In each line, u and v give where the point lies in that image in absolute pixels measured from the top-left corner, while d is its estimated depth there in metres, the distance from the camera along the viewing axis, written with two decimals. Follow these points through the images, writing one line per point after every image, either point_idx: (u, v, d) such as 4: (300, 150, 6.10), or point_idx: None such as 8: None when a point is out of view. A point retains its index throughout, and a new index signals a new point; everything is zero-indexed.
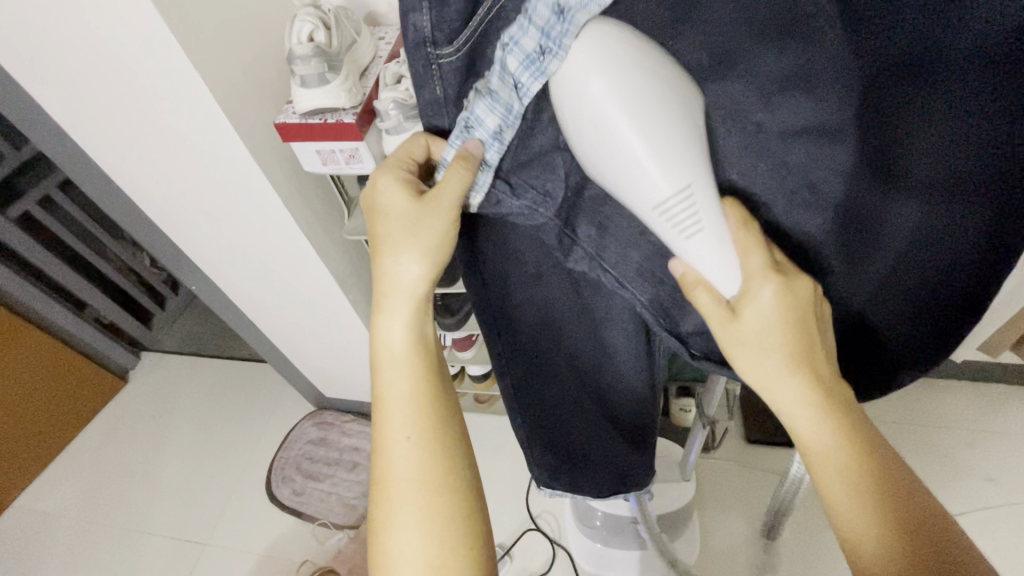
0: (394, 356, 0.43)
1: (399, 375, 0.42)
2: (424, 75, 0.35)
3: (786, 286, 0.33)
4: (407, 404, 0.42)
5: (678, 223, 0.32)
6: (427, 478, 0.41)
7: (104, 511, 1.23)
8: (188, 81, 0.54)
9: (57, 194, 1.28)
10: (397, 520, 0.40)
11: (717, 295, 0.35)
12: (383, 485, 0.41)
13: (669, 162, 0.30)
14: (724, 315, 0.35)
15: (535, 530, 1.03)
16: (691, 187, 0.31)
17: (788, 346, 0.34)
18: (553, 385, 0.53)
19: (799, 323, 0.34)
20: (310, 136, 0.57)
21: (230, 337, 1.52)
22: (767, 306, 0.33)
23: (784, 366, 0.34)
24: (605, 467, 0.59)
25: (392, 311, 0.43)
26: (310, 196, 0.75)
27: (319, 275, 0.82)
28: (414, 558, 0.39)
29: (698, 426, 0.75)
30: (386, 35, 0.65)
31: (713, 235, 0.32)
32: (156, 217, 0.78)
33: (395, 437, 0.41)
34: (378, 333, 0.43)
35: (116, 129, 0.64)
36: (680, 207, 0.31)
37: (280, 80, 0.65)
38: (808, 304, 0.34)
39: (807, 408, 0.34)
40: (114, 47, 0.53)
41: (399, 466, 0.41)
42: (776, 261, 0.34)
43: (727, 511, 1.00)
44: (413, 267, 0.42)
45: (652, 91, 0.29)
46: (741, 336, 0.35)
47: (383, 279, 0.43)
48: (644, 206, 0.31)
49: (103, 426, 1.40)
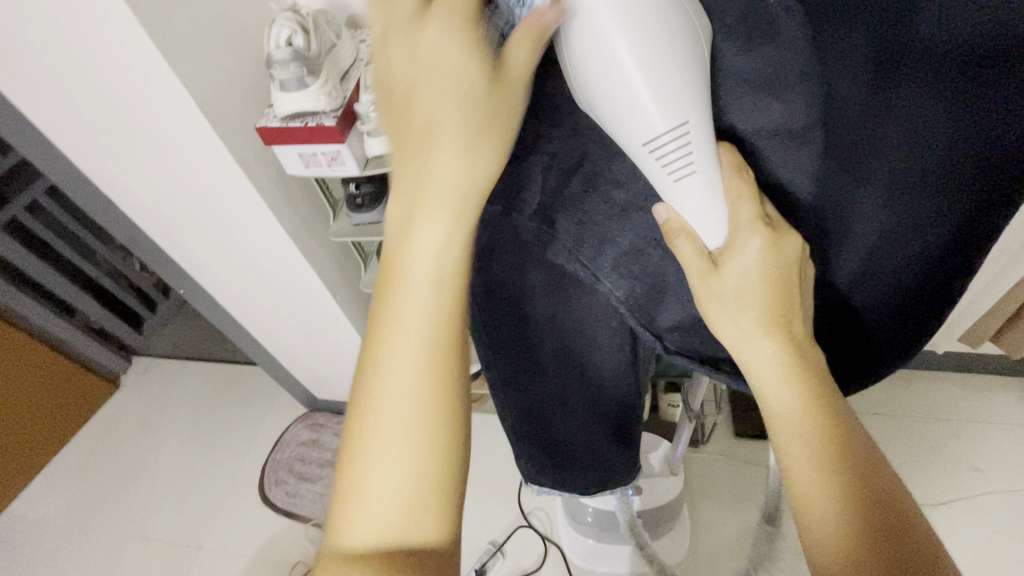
0: (425, 275, 0.32)
1: (423, 292, 0.32)
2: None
3: (773, 241, 0.32)
4: (423, 328, 0.32)
5: (670, 164, 0.30)
6: (428, 417, 0.32)
7: (97, 516, 1.23)
8: (170, 87, 0.55)
9: (46, 200, 1.28)
10: (376, 451, 0.32)
11: (700, 247, 0.33)
12: (368, 405, 0.32)
13: (666, 98, 0.28)
14: (703, 267, 0.33)
15: (527, 527, 1.04)
16: (688, 126, 0.29)
17: (765, 304, 0.32)
18: (535, 387, 0.52)
19: (780, 286, 0.32)
20: (291, 140, 0.58)
21: (222, 340, 1.52)
22: (751, 260, 0.32)
23: (759, 325, 0.32)
24: (589, 463, 0.60)
25: (428, 206, 0.31)
26: (295, 198, 0.75)
27: (306, 277, 0.83)
28: (381, 498, 0.32)
29: (685, 420, 0.75)
30: (366, 38, 0.65)
31: (702, 179, 0.31)
32: (142, 223, 0.78)
33: (396, 360, 0.32)
34: (408, 228, 0.31)
35: (98, 135, 0.64)
36: (673, 146, 0.30)
37: (261, 83, 0.66)
38: (794, 262, 0.32)
39: (779, 375, 0.32)
40: (95, 55, 0.53)
41: (390, 392, 0.32)
42: (766, 215, 0.33)
43: (716, 505, 1.01)
44: (453, 165, 0.30)
45: (664, 18, 0.27)
46: (718, 289, 0.33)
47: (422, 149, 0.30)
48: (636, 140, 0.29)
49: (95, 432, 1.40)
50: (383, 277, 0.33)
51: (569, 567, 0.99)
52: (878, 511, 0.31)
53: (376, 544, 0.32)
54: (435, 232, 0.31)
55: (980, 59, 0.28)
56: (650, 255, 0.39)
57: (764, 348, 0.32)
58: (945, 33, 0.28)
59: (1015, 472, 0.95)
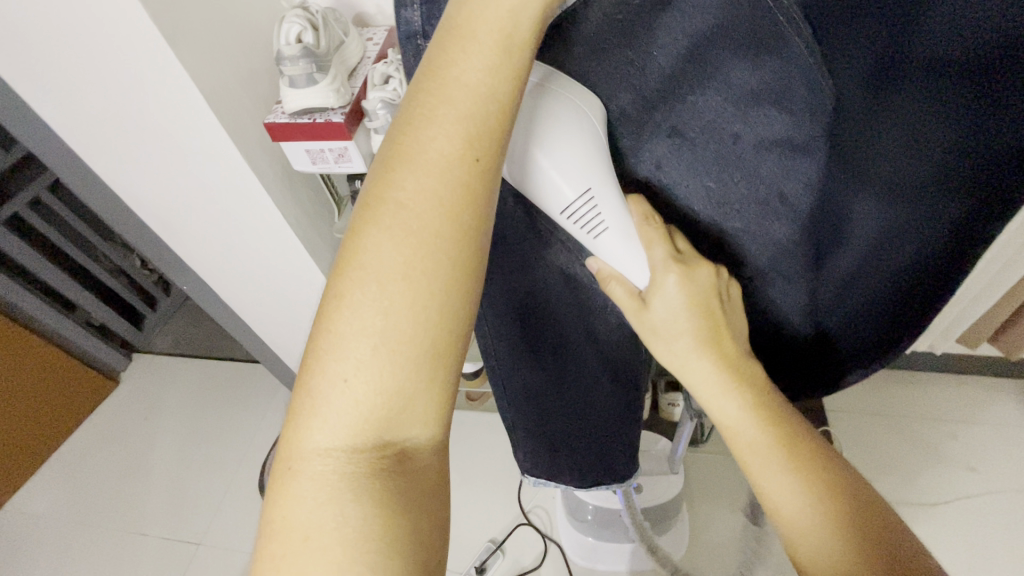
0: (426, 181, 0.27)
1: (418, 210, 0.27)
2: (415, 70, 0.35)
3: (686, 275, 0.37)
4: (407, 253, 0.26)
5: (585, 224, 0.37)
6: (400, 371, 0.26)
7: (96, 512, 1.23)
8: (180, 82, 0.55)
9: (48, 195, 1.28)
10: (333, 404, 0.27)
11: (629, 288, 0.39)
12: (330, 347, 0.26)
13: (564, 170, 0.35)
14: (633, 305, 0.38)
15: (527, 524, 1.04)
16: (593, 192, 0.36)
17: (692, 329, 0.37)
18: (537, 381, 0.53)
19: (701, 314, 0.37)
20: (298, 136, 0.58)
21: (223, 337, 1.52)
22: (672, 296, 0.37)
23: (693, 347, 0.37)
24: (587, 459, 0.61)
25: (437, 109, 0.27)
26: (301, 196, 0.76)
27: (310, 275, 0.83)
28: (327, 466, 0.27)
29: (686, 419, 0.76)
30: (374, 36, 0.66)
31: (616, 233, 0.37)
32: (147, 218, 0.78)
33: (372, 295, 0.26)
34: (412, 132, 0.27)
35: (105, 130, 0.64)
36: (584, 209, 0.36)
37: (269, 80, 0.66)
38: (711, 290, 0.38)
39: (718, 382, 0.36)
40: (107, 51, 0.54)
41: (355, 344, 0.26)
42: (677, 253, 0.37)
43: (715, 504, 1.01)
44: (484, 80, 0.27)
45: (554, 113, 0.34)
46: (651, 324, 0.38)
47: (439, 113, 0.27)
48: (555, 211, 0.37)
49: (95, 428, 1.40)
50: (374, 189, 0.28)
51: (568, 565, 0.99)
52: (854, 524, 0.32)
53: (312, 537, 0.26)
54: (438, 139, 0.27)
55: (972, 73, 0.27)
56: None
57: (699, 363, 0.37)
58: (939, 46, 0.28)
59: (1011, 473, 0.96)
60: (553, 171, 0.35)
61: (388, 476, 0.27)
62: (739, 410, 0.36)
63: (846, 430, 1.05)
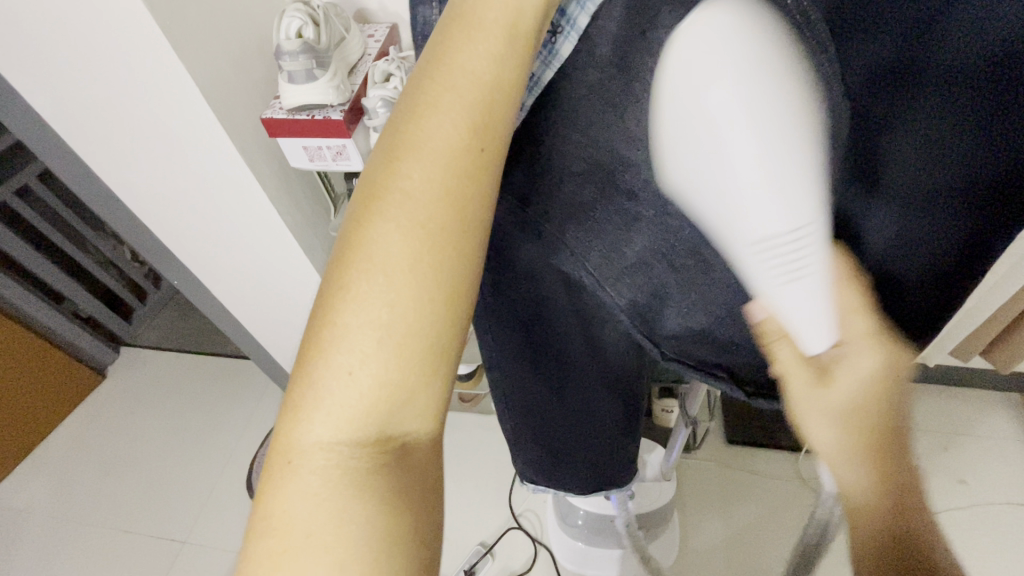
0: (433, 167, 0.26)
1: (424, 201, 0.26)
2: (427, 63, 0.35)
3: (885, 353, 0.31)
4: (416, 245, 0.25)
5: (772, 265, 0.28)
6: (405, 362, 0.26)
7: (79, 508, 1.21)
8: (178, 76, 0.54)
9: (37, 183, 1.26)
10: (334, 398, 0.25)
11: (799, 353, 0.31)
12: (331, 338, 0.25)
13: (785, 197, 0.26)
14: (808, 376, 0.31)
15: (517, 528, 1.04)
16: (807, 240, 0.27)
17: (869, 424, 0.30)
18: (536, 393, 0.52)
19: (889, 390, 0.31)
20: (296, 132, 0.57)
21: (212, 332, 1.51)
22: (863, 374, 0.31)
23: (852, 416, 0.30)
24: (583, 465, 0.62)
25: (444, 99, 0.27)
26: (297, 193, 0.75)
27: (304, 272, 0.82)
28: (331, 466, 0.25)
29: (681, 425, 0.76)
30: (375, 33, 0.65)
31: (810, 286, 0.28)
32: (139, 211, 0.77)
33: (380, 287, 0.25)
34: (418, 119, 0.27)
35: (97, 120, 0.63)
36: (784, 247, 0.27)
37: (266, 74, 0.65)
38: (899, 377, 0.31)
39: (858, 458, 0.31)
40: (104, 43, 0.52)
41: (354, 335, 0.25)
42: (881, 329, 0.31)
43: (706, 511, 1.01)
44: (496, 71, 0.27)
45: (793, 113, 0.24)
46: (828, 401, 0.30)
47: (451, 100, 0.27)
48: (745, 237, 0.27)
49: (79, 422, 1.37)
50: (375, 178, 0.26)
51: (558, 570, 0.99)
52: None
53: (314, 533, 0.24)
54: (447, 127, 0.26)
55: (992, 80, 0.28)
56: (655, 269, 0.37)
57: (845, 436, 0.31)
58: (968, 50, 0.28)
59: (999, 485, 0.97)
60: (770, 196, 0.25)
61: (390, 470, 0.26)
62: (873, 490, 0.30)
63: None
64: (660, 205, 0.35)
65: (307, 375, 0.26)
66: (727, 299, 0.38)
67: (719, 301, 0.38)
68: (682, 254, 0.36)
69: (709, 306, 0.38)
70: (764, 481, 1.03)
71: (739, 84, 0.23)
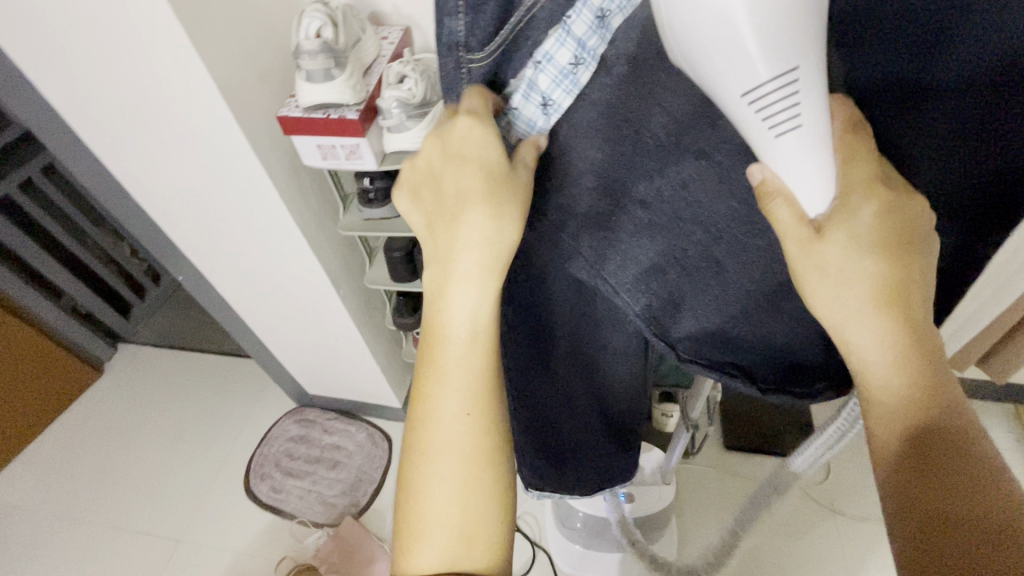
0: (472, 326, 0.39)
1: (468, 304, 0.38)
2: (453, 77, 0.38)
3: (889, 201, 0.31)
4: (470, 376, 0.40)
5: (770, 118, 0.29)
6: (472, 408, 0.40)
7: (73, 505, 1.20)
8: (197, 74, 0.55)
9: (41, 178, 1.25)
10: (432, 486, 0.40)
11: (798, 210, 0.31)
12: (423, 450, 0.40)
13: (778, 44, 0.27)
14: (803, 234, 0.31)
15: (516, 531, 1.04)
16: (800, 94, 0.29)
17: (878, 277, 0.31)
18: (544, 393, 0.54)
19: (894, 247, 0.31)
20: (311, 130, 0.58)
21: (211, 330, 1.50)
22: (863, 224, 0.31)
23: (869, 301, 0.31)
24: (587, 466, 0.63)
25: (468, 272, 0.37)
26: (308, 192, 0.76)
27: (311, 271, 0.82)
28: (441, 530, 0.40)
29: (681, 429, 0.76)
30: (389, 36, 0.66)
31: (805, 136, 0.30)
32: (148, 206, 0.77)
33: (451, 411, 0.40)
34: (449, 295, 0.38)
35: (112, 115, 0.63)
36: (777, 96, 0.29)
37: (282, 74, 0.66)
38: (910, 222, 0.31)
39: (865, 317, 0.31)
40: (126, 40, 0.53)
41: (444, 397, 0.40)
42: (882, 175, 0.31)
43: (703, 516, 1.02)
44: (502, 232, 0.37)
45: None
46: (823, 257, 0.31)
47: (475, 228, 0.37)
48: (734, 91, 0.29)
49: (75, 418, 1.36)
50: (436, 288, 0.39)
51: (556, 573, 0.99)
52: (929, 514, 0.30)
53: (435, 517, 0.40)
54: (478, 296, 0.38)
55: (999, 79, 0.29)
56: (671, 275, 0.37)
57: (852, 295, 0.31)
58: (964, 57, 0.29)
59: None
60: (762, 46, 0.27)
61: (475, 477, 0.41)
62: (882, 350, 0.32)
63: (837, 449, 1.06)
64: (672, 211, 0.36)
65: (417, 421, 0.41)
66: (743, 303, 0.38)
67: (735, 306, 0.38)
68: (695, 258, 0.37)
69: (723, 309, 0.38)
70: None
71: None
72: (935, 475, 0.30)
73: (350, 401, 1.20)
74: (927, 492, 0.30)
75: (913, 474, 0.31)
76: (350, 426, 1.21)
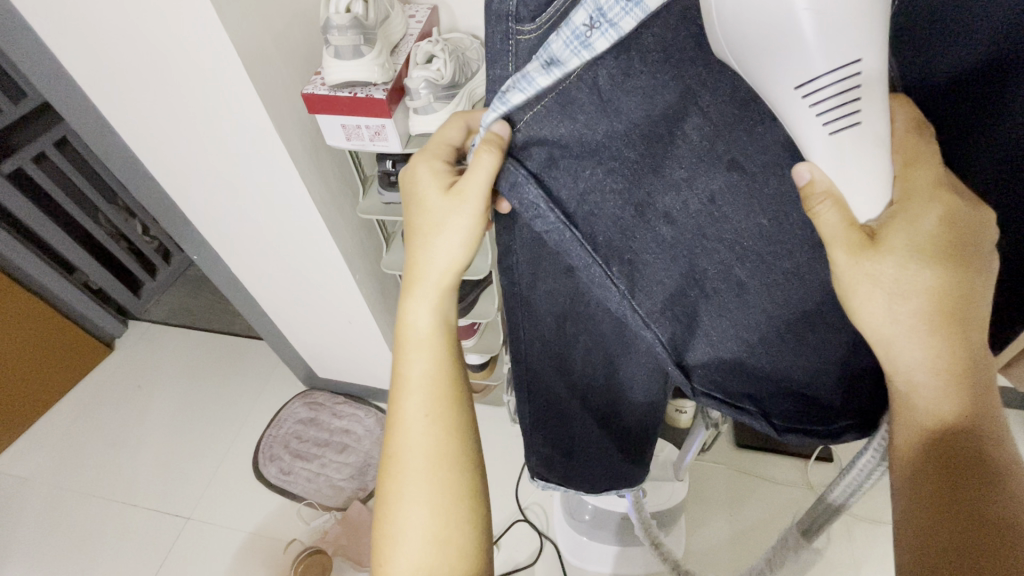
0: (422, 335, 0.45)
1: (426, 319, 0.45)
2: (498, 50, 0.33)
3: (949, 212, 0.31)
4: (428, 380, 0.44)
5: (823, 114, 0.29)
6: (437, 410, 0.44)
7: (84, 479, 1.21)
8: (223, 51, 0.54)
9: (53, 152, 1.24)
10: (407, 487, 0.43)
11: (848, 217, 0.30)
12: (396, 455, 0.44)
13: (834, 36, 0.27)
14: (859, 239, 0.31)
15: (523, 521, 1.04)
16: (860, 101, 0.28)
17: (933, 291, 0.31)
18: (557, 390, 0.55)
19: (948, 261, 0.31)
20: (336, 109, 0.57)
21: (221, 309, 1.50)
22: (922, 233, 0.31)
23: (924, 323, 0.31)
24: (599, 465, 0.63)
25: (423, 294, 0.45)
26: (328, 174, 0.74)
27: (328, 253, 0.81)
28: (415, 530, 0.42)
29: (701, 427, 0.73)
30: (416, 14, 0.64)
31: (866, 135, 0.29)
32: (165, 182, 0.76)
33: (416, 412, 0.44)
34: (407, 312, 0.46)
35: (130, 86, 0.62)
36: (834, 93, 0.28)
37: (305, 51, 0.64)
38: (978, 240, 0.31)
39: (915, 333, 0.31)
40: (151, 12, 0.52)
41: (412, 402, 0.44)
42: (949, 183, 0.31)
43: (712, 512, 1.01)
44: (445, 257, 0.44)
45: None
46: (877, 266, 0.31)
47: (421, 254, 0.45)
48: (790, 84, 0.28)
49: (86, 393, 1.37)
50: (400, 308, 0.46)
51: (562, 565, 0.99)
52: (959, 529, 0.31)
53: (406, 520, 0.43)
54: (427, 308, 0.45)
55: None
56: (691, 295, 0.38)
57: (906, 309, 0.31)
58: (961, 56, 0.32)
59: None
60: (820, 35, 0.26)
61: (441, 476, 0.43)
62: (928, 369, 0.32)
63: (848, 450, 1.05)
64: (695, 225, 0.36)
65: (392, 429, 0.45)
66: (759, 328, 0.39)
67: (750, 331, 0.39)
68: (713, 277, 0.37)
69: (740, 334, 0.39)
70: (773, 486, 1.03)
71: None
72: (960, 489, 0.31)
73: (359, 385, 1.20)
74: (952, 500, 0.31)
75: (937, 483, 0.32)
76: (359, 411, 1.21)
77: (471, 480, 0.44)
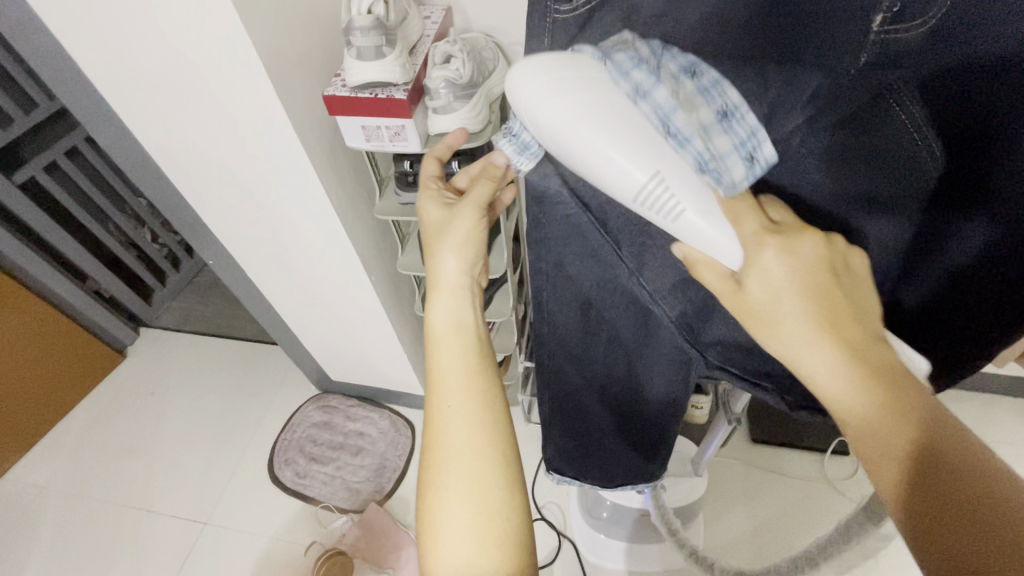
0: (447, 335, 0.48)
1: (450, 323, 0.48)
2: (538, 27, 0.38)
3: (785, 246, 0.34)
4: (460, 375, 0.46)
5: (662, 207, 0.33)
6: (470, 401, 0.45)
7: (99, 485, 1.21)
8: (246, 58, 0.55)
9: (64, 160, 1.25)
10: (448, 481, 0.43)
11: (720, 269, 0.36)
12: (433, 448, 0.44)
13: (635, 154, 0.32)
14: (729, 288, 0.36)
15: (540, 520, 1.03)
16: (664, 176, 0.33)
17: (801, 309, 0.34)
18: (575, 381, 0.56)
19: (809, 287, 0.34)
20: (356, 110, 0.57)
21: (231, 314, 1.50)
22: (772, 271, 0.34)
23: (812, 332, 0.33)
24: (612, 459, 0.64)
25: (451, 295, 0.49)
26: (346, 177, 0.75)
27: (344, 257, 0.82)
28: (459, 522, 0.42)
29: (722, 421, 0.73)
30: (432, 15, 0.64)
31: (697, 207, 0.33)
32: (183, 187, 0.76)
33: (451, 406, 0.45)
34: (430, 316, 0.49)
35: (152, 94, 0.63)
36: (657, 191, 0.33)
37: (324, 55, 0.65)
38: (820, 261, 0.34)
39: (810, 346, 0.33)
40: (177, 22, 0.53)
41: (450, 397, 0.45)
42: (770, 227, 0.35)
43: (730, 507, 1.01)
44: (457, 261, 0.49)
45: (612, 113, 0.33)
46: (748, 306, 0.35)
47: (433, 270, 0.51)
48: (626, 197, 0.33)
49: (99, 400, 1.37)
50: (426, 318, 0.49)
51: (580, 563, 0.98)
52: (944, 528, 0.28)
53: (452, 514, 0.42)
54: (453, 306, 0.49)
55: None
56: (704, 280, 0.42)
57: (790, 329, 0.34)
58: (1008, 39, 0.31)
59: None
60: (619, 156, 0.32)
61: (486, 462, 0.44)
62: (833, 375, 0.33)
63: None
64: None
65: (429, 425, 0.45)
66: None
67: None
68: None
69: None
70: (790, 481, 1.03)
71: (555, 93, 0.33)
72: (938, 493, 0.29)
73: (373, 387, 1.21)
74: (933, 506, 0.29)
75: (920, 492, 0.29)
76: (374, 413, 1.21)
77: (509, 466, 0.44)
